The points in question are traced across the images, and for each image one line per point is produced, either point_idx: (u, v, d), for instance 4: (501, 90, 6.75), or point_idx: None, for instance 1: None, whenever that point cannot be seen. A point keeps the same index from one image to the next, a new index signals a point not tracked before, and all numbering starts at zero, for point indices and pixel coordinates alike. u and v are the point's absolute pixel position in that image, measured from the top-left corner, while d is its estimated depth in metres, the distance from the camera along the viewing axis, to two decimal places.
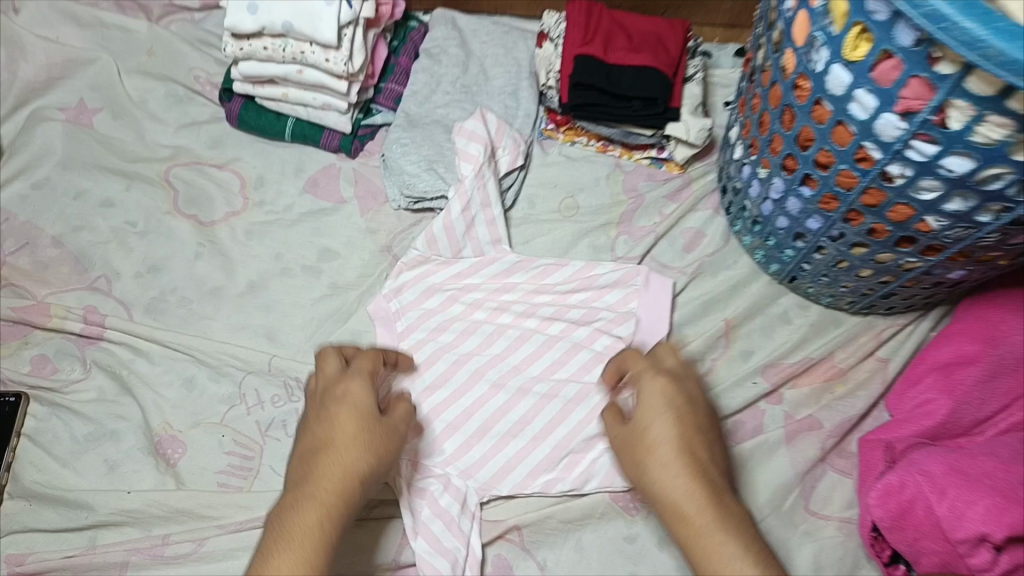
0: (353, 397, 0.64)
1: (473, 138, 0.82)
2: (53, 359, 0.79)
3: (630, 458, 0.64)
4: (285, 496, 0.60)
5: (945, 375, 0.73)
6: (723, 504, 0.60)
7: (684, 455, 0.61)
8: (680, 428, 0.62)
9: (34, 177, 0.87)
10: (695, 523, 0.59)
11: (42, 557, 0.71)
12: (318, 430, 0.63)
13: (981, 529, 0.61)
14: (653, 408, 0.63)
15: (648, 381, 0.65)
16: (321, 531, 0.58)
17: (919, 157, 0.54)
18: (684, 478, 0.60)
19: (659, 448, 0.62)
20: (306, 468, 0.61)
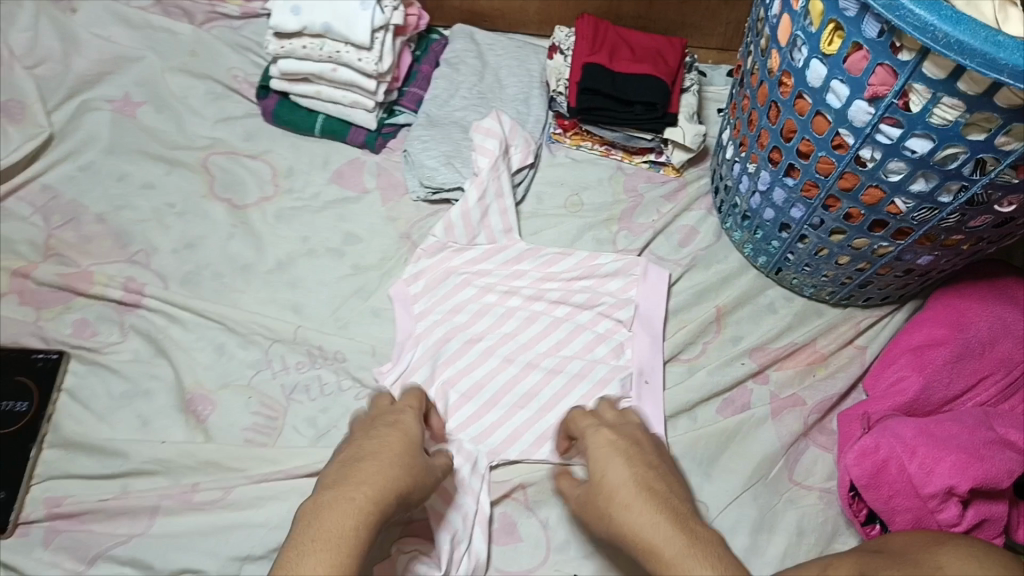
0: (401, 428, 0.65)
1: (490, 135, 0.90)
2: (93, 323, 0.85)
3: (596, 514, 0.61)
4: (316, 497, 0.56)
5: (917, 355, 0.80)
6: (688, 525, 0.55)
7: (634, 492, 0.58)
8: (626, 463, 0.61)
9: (81, 160, 0.93)
10: (657, 549, 0.54)
11: (78, 500, 0.76)
12: (358, 449, 0.62)
13: (949, 482, 0.67)
14: (604, 458, 0.62)
15: (592, 435, 0.66)
16: (356, 533, 0.54)
17: (887, 139, 0.62)
18: (648, 512, 0.56)
19: (616, 493, 0.59)
20: (343, 474, 0.58)
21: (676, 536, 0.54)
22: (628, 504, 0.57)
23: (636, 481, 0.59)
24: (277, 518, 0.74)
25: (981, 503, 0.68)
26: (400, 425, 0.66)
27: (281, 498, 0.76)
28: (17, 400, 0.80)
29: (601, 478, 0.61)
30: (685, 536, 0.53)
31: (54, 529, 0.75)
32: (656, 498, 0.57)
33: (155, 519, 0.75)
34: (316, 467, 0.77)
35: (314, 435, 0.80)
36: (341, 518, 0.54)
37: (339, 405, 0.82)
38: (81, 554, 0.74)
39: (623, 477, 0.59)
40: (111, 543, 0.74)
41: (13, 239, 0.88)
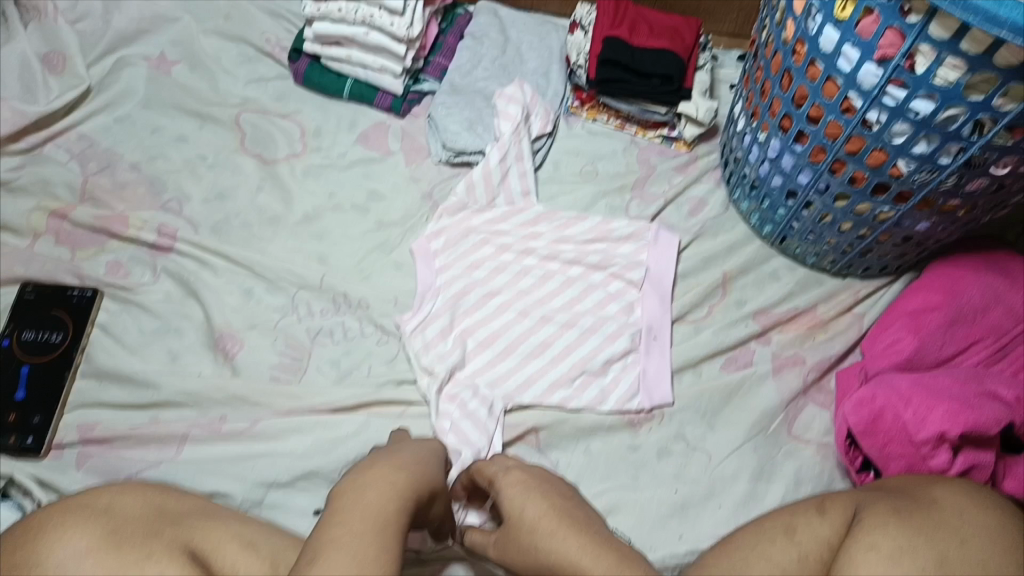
0: (422, 446, 0.67)
1: (512, 102, 0.95)
2: (126, 265, 0.88)
3: (515, 551, 0.59)
4: (360, 477, 0.56)
5: (912, 319, 0.84)
6: (615, 552, 0.54)
7: (556, 527, 0.57)
8: (538, 494, 0.60)
9: (117, 112, 0.98)
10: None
11: (110, 426, 0.79)
12: (393, 452, 0.62)
13: (941, 428, 0.72)
14: (516, 493, 0.61)
15: (500, 477, 0.64)
16: (395, 507, 0.53)
17: (893, 101, 0.67)
18: (572, 537, 0.55)
19: (537, 525, 0.57)
20: (384, 463, 0.58)
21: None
22: (561, 543, 0.55)
23: (557, 514, 0.58)
24: (301, 448, 0.79)
25: (969, 451, 0.73)
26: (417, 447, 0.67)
27: (305, 432, 0.79)
28: (52, 332, 0.84)
29: (519, 518, 0.59)
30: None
31: (86, 454, 0.79)
32: (580, 529, 0.56)
33: (184, 446, 0.79)
34: (339, 403, 0.80)
35: (337, 375, 0.84)
36: (387, 499, 0.53)
37: (361, 349, 0.85)
38: (112, 477, 0.77)
39: (544, 510, 0.58)
40: (140, 467, 0.78)
41: (51, 183, 0.93)
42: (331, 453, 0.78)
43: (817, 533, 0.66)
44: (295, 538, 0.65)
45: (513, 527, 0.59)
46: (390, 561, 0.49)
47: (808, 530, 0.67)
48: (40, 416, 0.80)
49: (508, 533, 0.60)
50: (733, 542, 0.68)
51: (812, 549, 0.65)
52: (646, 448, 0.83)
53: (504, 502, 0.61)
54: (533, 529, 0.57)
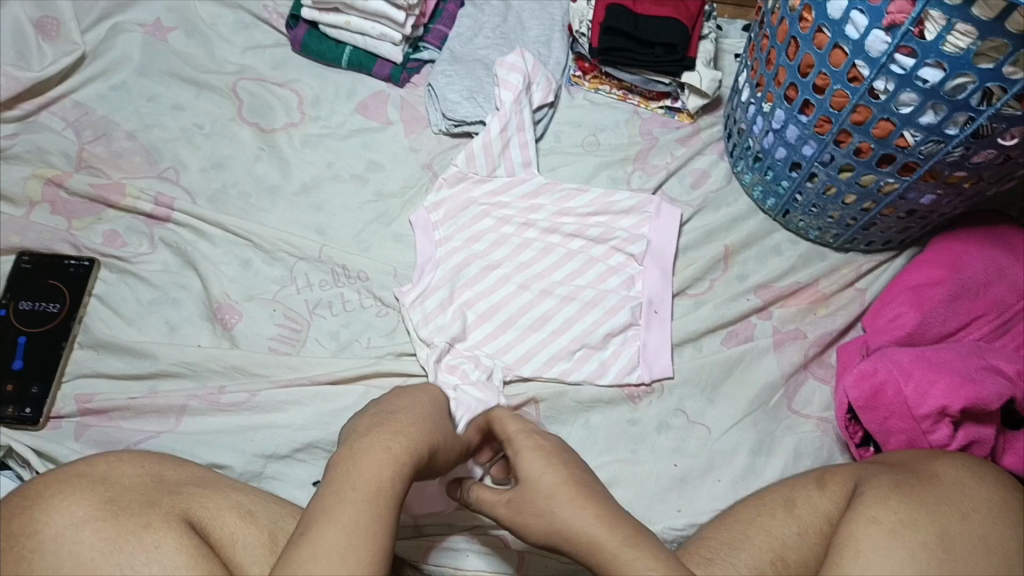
0: (426, 401, 0.66)
1: (513, 70, 0.93)
2: (123, 235, 0.88)
3: (524, 517, 0.56)
4: (355, 444, 0.54)
5: (915, 293, 0.84)
6: (632, 530, 0.52)
7: (571, 498, 0.54)
8: (557, 462, 0.57)
9: (112, 80, 0.96)
10: (622, 560, 0.50)
11: (108, 397, 0.79)
12: (394, 412, 0.61)
13: (942, 402, 0.72)
14: (533, 457, 0.58)
15: (519, 440, 0.60)
16: (390, 479, 0.52)
17: (901, 70, 0.66)
18: (588, 510, 0.53)
19: (554, 492, 0.55)
20: (382, 427, 0.57)
21: (646, 559, 0.50)
22: (575, 516, 0.53)
23: (575, 485, 0.55)
24: (300, 420, 0.78)
25: (970, 426, 0.74)
26: (423, 401, 0.66)
27: (304, 403, 0.79)
28: (49, 302, 0.83)
29: (535, 486, 0.56)
30: (648, 553, 0.50)
31: (85, 424, 0.79)
32: (596, 501, 0.54)
33: (183, 417, 0.78)
34: (337, 375, 0.80)
35: (336, 347, 0.83)
36: (379, 469, 0.52)
37: (360, 321, 0.85)
38: (111, 446, 0.77)
39: (560, 478, 0.56)
40: (139, 438, 0.78)
41: (46, 150, 0.91)
42: (331, 425, 0.78)
43: (817, 506, 0.68)
44: (294, 507, 0.66)
45: (526, 493, 0.56)
46: (378, 544, 0.48)
47: (808, 503, 0.68)
48: (38, 386, 0.79)
49: (520, 498, 0.57)
50: (734, 514, 0.69)
51: (812, 522, 0.67)
52: (645, 421, 0.83)
53: (520, 465, 0.58)
54: (547, 496, 0.55)
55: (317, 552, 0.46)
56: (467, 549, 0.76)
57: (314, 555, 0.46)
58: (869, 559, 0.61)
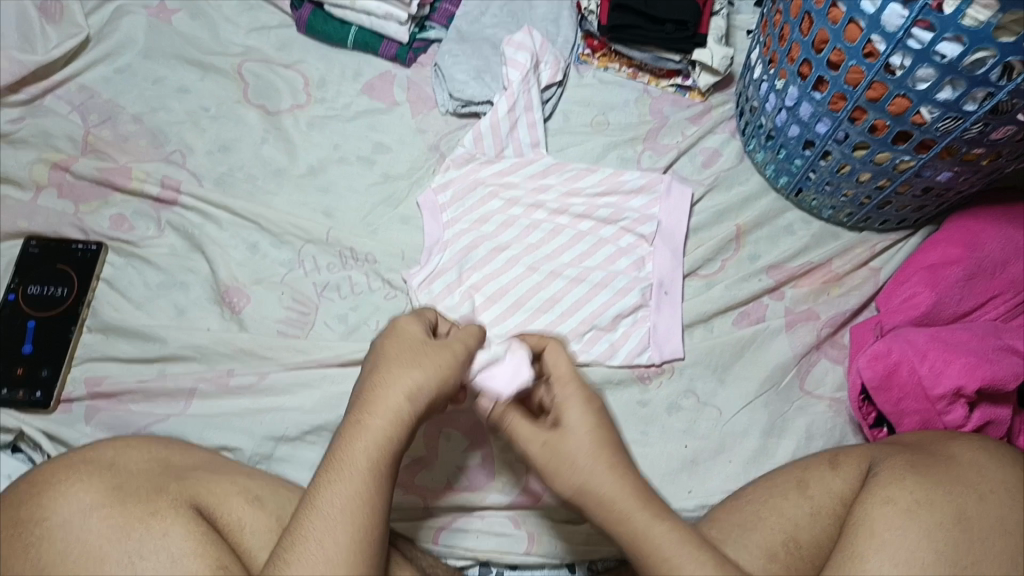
0: (417, 330, 0.61)
1: (521, 48, 0.91)
2: (130, 219, 0.87)
3: (564, 470, 0.58)
4: (346, 416, 0.58)
5: (930, 273, 0.82)
6: (655, 504, 0.58)
7: (609, 470, 0.57)
8: (601, 424, 0.59)
9: (117, 63, 0.96)
10: (651, 532, 0.56)
11: (118, 380, 0.79)
12: (380, 359, 0.59)
13: (958, 383, 0.71)
14: (578, 412, 0.59)
15: (571, 388, 0.61)
16: (372, 459, 0.55)
17: (918, 45, 0.65)
18: (625, 481, 0.57)
19: (600, 456, 0.58)
20: (367, 390, 0.58)
21: (675, 536, 0.56)
22: (610, 488, 0.57)
23: (613, 453, 0.58)
24: (309, 402, 0.78)
25: (986, 406, 0.73)
26: (418, 329, 0.61)
27: (313, 386, 0.79)
28: (58, 286, 0.83)
29: (579, 444, 0.58)
30: (671, 531, 0.57)
31: (95, 408, 0.79)
32: (630, 475, 0.58)
33: (192, 401, 0.78)
34: (346, 357, 0.79)
35: (344, 330, 0.83)
36: (360, 451, 0.56)
37: (369, 304, 0.84)
38: (121, 430, 0.77)
39: (601, 440, 0.58)
40: (149, 421, 0.78)
41: (52, 134, 0.91)
42: (339, 407, 0.77)
43: (830, 487, 0.67)
44: (303, 490, 0.66)
45: (568, 450, 0.58)
46: (370, 524, 0.55)
47: (821, 484, 0.68)
48: (48, 369, 0.79)
49: (562, 449, 0.58)
50: (746, 496, 0.69)
51: (825, 502, 0.67)
52: (655, 403, 0.82)
53: (567, 416, 0.59)
54: (588, 460, 0.57)
55: (309, 536, 0.54)
56: (476, 529, 0.76)
57: (306, 538, 0.54)
58: (885, 539, 0.60)
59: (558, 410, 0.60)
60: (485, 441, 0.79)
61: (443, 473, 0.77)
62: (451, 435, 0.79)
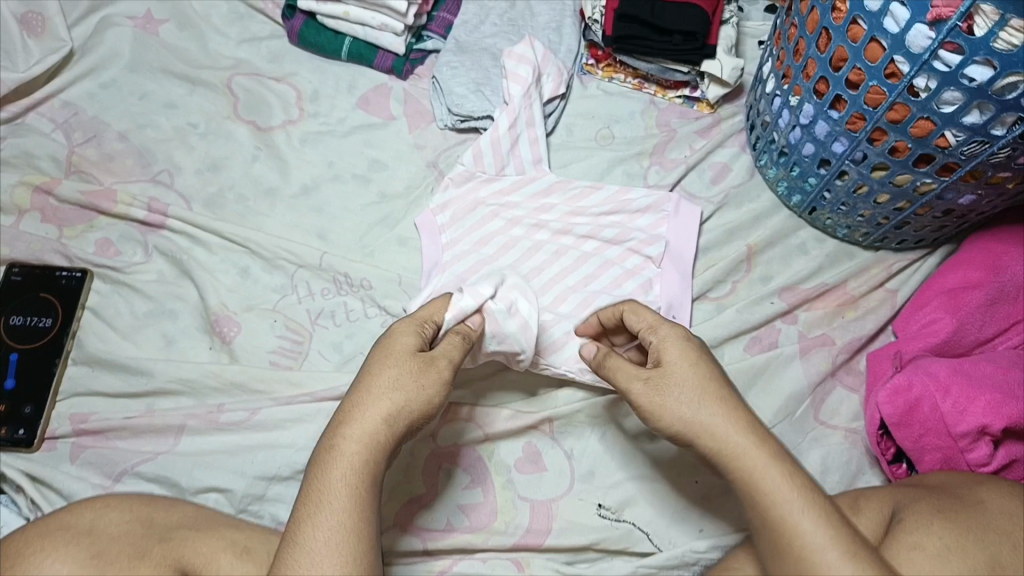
0: (406, 344, 0.63)
1: (522, 62, 0.87)
2: (116, 243, 0.84)
3: (676, 403, 0.59)
4: (321, 445, 0.59)
5: (951, 298, 0.79)
6: (774, 447, 0.58)
7: (718, 402, 0.58)
8: (700, 356, 0.61)
9: (102, 77, 0.92)
10: (764, 476, 0.56)
11: (104, 417, 0.76)
12: (362, 380, 0.61)
13: (982, 421, 0.67)
14: (675, 351, 0.61)
15: (670, 328, 0.64)
16: (349, 483, 0.56)
17: (945, 67, 0.60)
18: (736, 422, 0.58)
19: (704, 390, 0.59)
20: (345, 414, 0.59)
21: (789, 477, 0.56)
22: (718, 418, 0.58)
23: (719, 387, 0.59)
24: (303, 439, 0.74)
25: (1011, 444, 0.69)
26: (408, 341, 0.63)
27: (307, 421, 0.75)
28: (41, 317, 0.80)
29: (680, 375, 0.60)
30: (788, 473, 0.56)
31: (80, 445, 0.75)
32: (741, 410, 0.59)
33: (181, 437, 0.75)
34: (342, 390, 0.76)
35: (339, 360, 0.79)
36: (339, 475, 0.57)
37: (364, 331, 0.81)
38: (107, 470, 0.74)
39: (703, 375, 0.59)
40: (135, 460, 0.74)
41: (34, 155, 0.87)
42: None
43: None
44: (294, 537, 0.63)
45: (668, 381, 0.60)
46: (355, 547, 0.54)
47: None
48: (31, 406, 0.76)
49: (663, 381, 0.60)
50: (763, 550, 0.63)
51: None
52: None
53: (666, 350, 0.62)
54: (692, 390, 0.59)
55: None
56: (477, 574, 0.73)
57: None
58: None
59: (659, 349, 0.63)
60: (486, 478, 0.76)
61: (443, 512, 0.75)
62: (451, 471, 0.76)
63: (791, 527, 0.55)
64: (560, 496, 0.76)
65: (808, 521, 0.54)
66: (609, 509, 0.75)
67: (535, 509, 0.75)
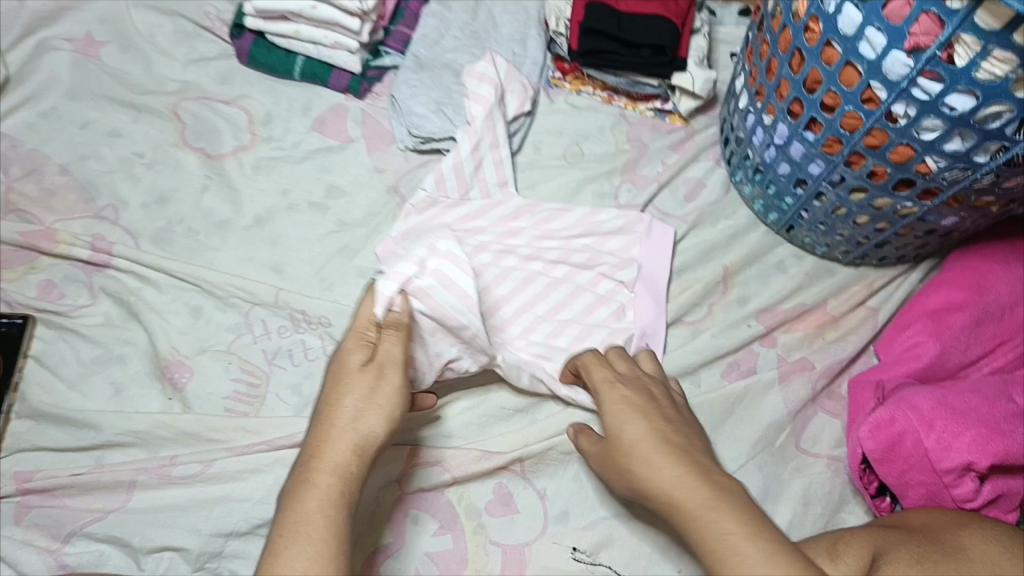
0: (354, 361, 0.62)
1: (484, 80, 0.83)
2: (60, 285, 0.80)
3: (620, 471, 0.60)
4: (290, 480, 0.58)
5: (934, 320, 0.76)
6: (717, 486, 0.54)
7: (655, 454, 0.57)
8: (634, 418, 0.60)
9: (41, 105, 0.87)
10: (703, 522, 0.52)
11: (50, 474, 0.72)
12: (326, 410, 0.60)
13: (968, 458, 0.65)
14: (616, 416, 0.61)
15: (607, 392, 0.65)
16: (325, 515, 0.55)
17: (924, 95, 0.57)
18: (668, 467, 0.56)
19: (636, 449, 0.58)
20: (314, 447, 0.58)
21: (727, 516, 0.52)
22: (653, 471, 0.56)
23: (654, 443, 0.58)
24: (260, 491, 0.71)
25: (996, 478, 0.66)
26: (355, 358, 0.62)
27: (264, 471, 0.72)
28: None
29: (620, 444, 0.60)
30: (730, 512, 0.52)
31: (25, 506, 0.72)
32: (678, 457, 0.56)
33: (132, 494, 0.71)
34: (301, 438, 0.72)
35: (298, 403, 0.76)
36: (316, 505, 0.55)
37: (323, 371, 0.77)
38: (55, 532, 0.71)
39: (638, 433, 0.59)
40: (84, 521, 0.71)
41: None
42: None
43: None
44: None
45: (612, 453, 0.61)
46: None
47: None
48: None
49: (610, 454, 0.61)
50: None
51: None
52: None
53: (608, 417, 0.62)
54: (625, 457, 0.59)
55: None
56: None
57: None
58: None
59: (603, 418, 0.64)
60: (455, 523, 0.73)
61: (411, 563, 0.71)
62: (419, 517, 0.73)
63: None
64: (533, 540, 0.73)
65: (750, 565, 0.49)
66: (583, 553, 0.72)
67: (507, 555, 0.72)
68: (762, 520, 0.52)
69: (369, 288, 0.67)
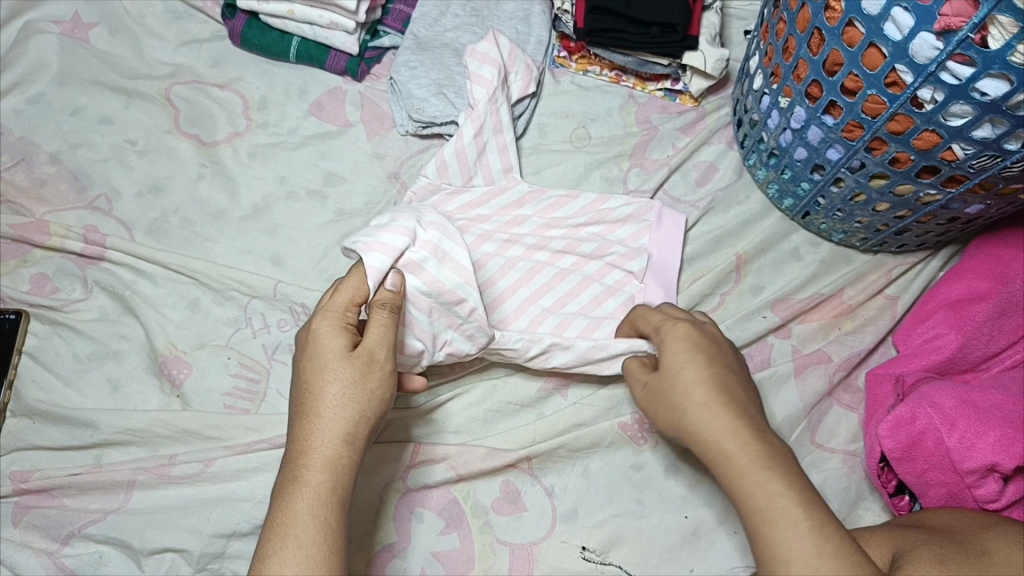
0: (334, 347, 0.59)
1: (486, 61, 0.79)
2: (53, 279, 0.78)
3: (662, 406, 0.57)
4: (279, 476, 0.57)
5: (956, 311, 0.74)
6: (772, 451, 0.52)
7: (715, 405, 0.54)
8: (699, 360, 0.57)
9: (29, 91, 0.85)
10: (747, 480, 0.51)
11: (48, 474, 0.70)
12: (309, 399, 0.58)
13: (991, 459, 0.63)
14: (678, 351, 0.58)
15: (670, 326, 0.61)
16: (315, 513, 0.55)
17: (954, 79, 0.54)
18: (723, 417, 0.53)
19: (690, 391, 0.55)
20: (300, 442, 0.57)
21: (777, 482, 0.50)
22: (703, 420, 0.54)
23: (714, 391, 0.55)
24: (261, 491, 0.69)
25: (1021, 479, 0.65)
26: (336, 342, 0.59)
27: (265, 471, 0.70)
28: None
29: (672, 381, 0.57)
30: (786, 479, 0.51)
31: (23, 506, 0.70)
32: (740, 410, 0.54)
33: (131, 494, 0.70)
34: None
35: None
36: (307, 503, 0.55)
37: None
38: (53, 533, 0.69)
39: (697, 376, 0.56)
40: (83, 522, 0.69)
41: None
42: None
43: None
44: None
45: (660, 386, 0.58)
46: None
47: None
48: None
49: (655, 387, 0.58)
50: None
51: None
52: (651, 467, 0.73)
53: (665, 351, 0.59)
54: (676, 396, 0.56)
55: None
56: None
57: None
58: None
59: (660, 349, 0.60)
60: (462, 521, 0.71)
61: (416, 562, 0.70)
62: (423, 514, 0.71)
63: (779, 548, 0.49)
64: (541, 539, 0.71)
65: (794, 537, 0.49)
66: (593, 552, 0.70)
67: (514, 555, 0.70)
68: (811, 492, 0.51)
69: (356, 268, 0.63)
